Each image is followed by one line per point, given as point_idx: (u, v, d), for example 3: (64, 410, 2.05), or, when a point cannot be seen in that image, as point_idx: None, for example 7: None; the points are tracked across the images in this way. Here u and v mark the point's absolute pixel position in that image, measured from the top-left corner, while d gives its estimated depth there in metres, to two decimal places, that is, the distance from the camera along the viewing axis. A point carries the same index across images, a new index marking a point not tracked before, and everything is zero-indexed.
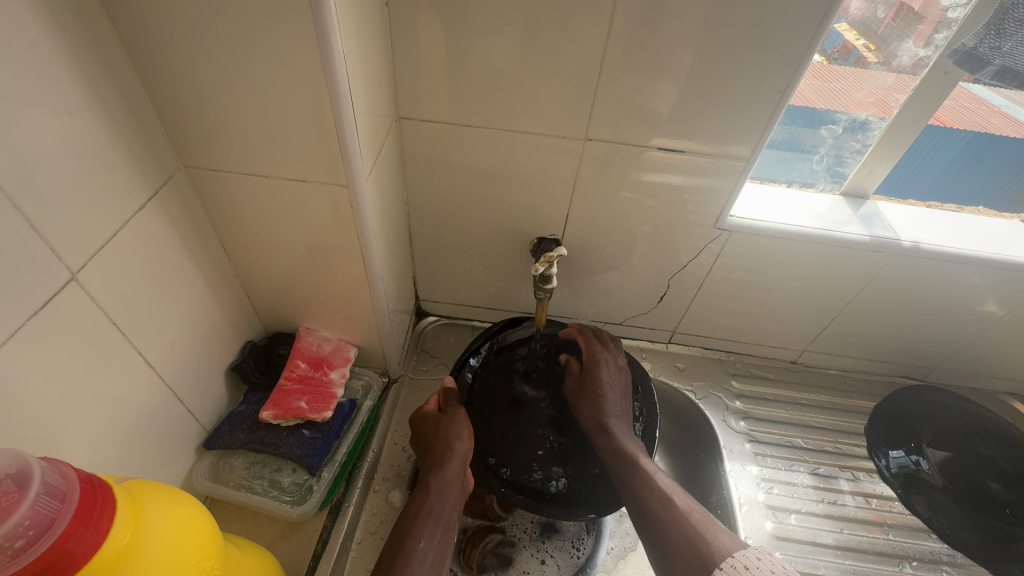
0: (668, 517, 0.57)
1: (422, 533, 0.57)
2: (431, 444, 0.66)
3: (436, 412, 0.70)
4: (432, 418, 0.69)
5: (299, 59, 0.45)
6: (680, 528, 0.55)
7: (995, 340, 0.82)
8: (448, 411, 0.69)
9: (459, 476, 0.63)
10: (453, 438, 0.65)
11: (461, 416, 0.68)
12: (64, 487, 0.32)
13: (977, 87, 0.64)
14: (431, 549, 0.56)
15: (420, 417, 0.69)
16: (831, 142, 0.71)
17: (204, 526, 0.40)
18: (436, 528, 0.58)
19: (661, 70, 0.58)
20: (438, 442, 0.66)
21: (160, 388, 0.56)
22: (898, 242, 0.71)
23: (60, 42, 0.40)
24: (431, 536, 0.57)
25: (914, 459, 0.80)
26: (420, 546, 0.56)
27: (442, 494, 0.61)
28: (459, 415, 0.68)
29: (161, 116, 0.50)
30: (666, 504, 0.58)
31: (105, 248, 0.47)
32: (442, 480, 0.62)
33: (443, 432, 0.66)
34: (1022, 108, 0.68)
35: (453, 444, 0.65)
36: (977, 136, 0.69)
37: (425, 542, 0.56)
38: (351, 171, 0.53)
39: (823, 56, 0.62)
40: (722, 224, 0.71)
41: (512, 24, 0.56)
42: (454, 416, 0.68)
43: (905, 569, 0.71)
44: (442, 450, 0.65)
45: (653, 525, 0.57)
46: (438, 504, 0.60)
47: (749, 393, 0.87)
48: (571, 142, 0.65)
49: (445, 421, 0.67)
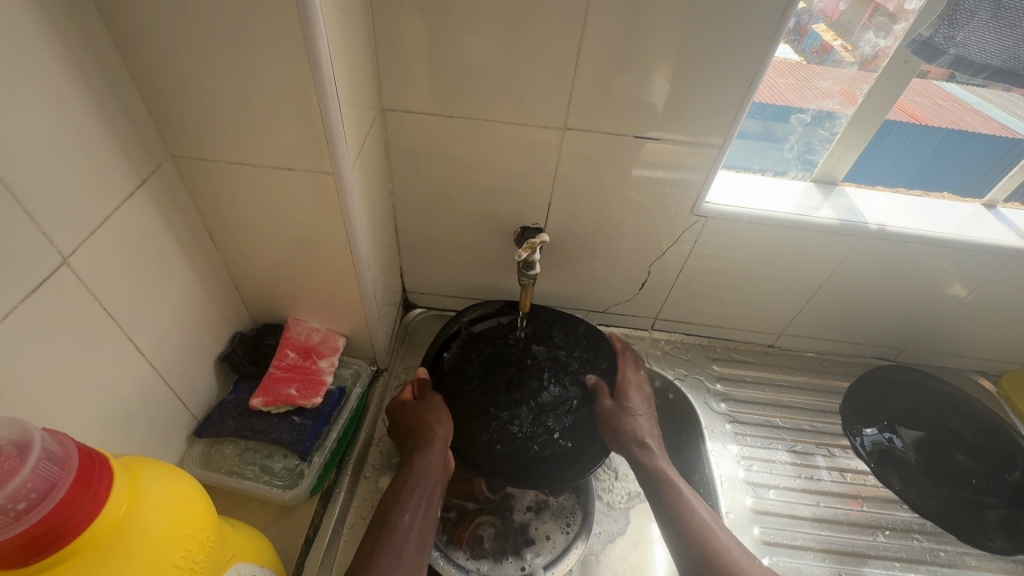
0: (695, 542, 0.60)
1: (406, 508, 0.60)
2: (412, 427, 0.68)
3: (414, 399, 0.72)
4: (411, 405, 0.71)
5: (283, 48, 0.46)
6: (708, 556, 0.58)
7: (961, 320, 0.86)
8: (426, 397, 0.71)
9: (442, 456, 0.66)
10: (433, 422, 0.68)
11: (436, 402, 0.71)
12: (64, 454, 0.33)
13: (948, 83, 0.70)
14: (416, 523, 0.59)
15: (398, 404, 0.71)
16: (801, 131, 0.74)
17: (198, 498, 0.41)
18: (420, 503, 0.61)
19: (638, 61, 0.60)
20: (420, 426, 0.68)
21: (150, 376, 0.57)
22: (866, 226, 0.74)
23: (50, 32, 0.41)
24: (415, 510, 0.60)
25: (888, 436, 0.83)
26: (405, 519, 0.59)
27: (425, 474, 0.63)
28: (437, 402, 0.71)
29: (148, 106, 0.51)
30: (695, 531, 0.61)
31: (95, 233, 0.48)
32: (426, 461, 0.64)
33: (422, 414, 0.69)
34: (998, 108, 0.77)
35: (433, 426, 0.68)
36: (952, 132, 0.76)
37: (410, 516, 0.59)
38: (336, 158, 0.54)
39: (801, 55, 0.67)
40: (699, 210, 0.74)
41: (493, 18, 0.58)
42: (428, 403, 0.70)
43: (878, 538, 0.74)
44: (425, 434, 0.67)
45: (690, 555, 0.59)
46: (423, 482, 0.63)
47: (728, 376, 0.90)
48: (552, 132, 0.67)
49: (423, 406, 0.70)
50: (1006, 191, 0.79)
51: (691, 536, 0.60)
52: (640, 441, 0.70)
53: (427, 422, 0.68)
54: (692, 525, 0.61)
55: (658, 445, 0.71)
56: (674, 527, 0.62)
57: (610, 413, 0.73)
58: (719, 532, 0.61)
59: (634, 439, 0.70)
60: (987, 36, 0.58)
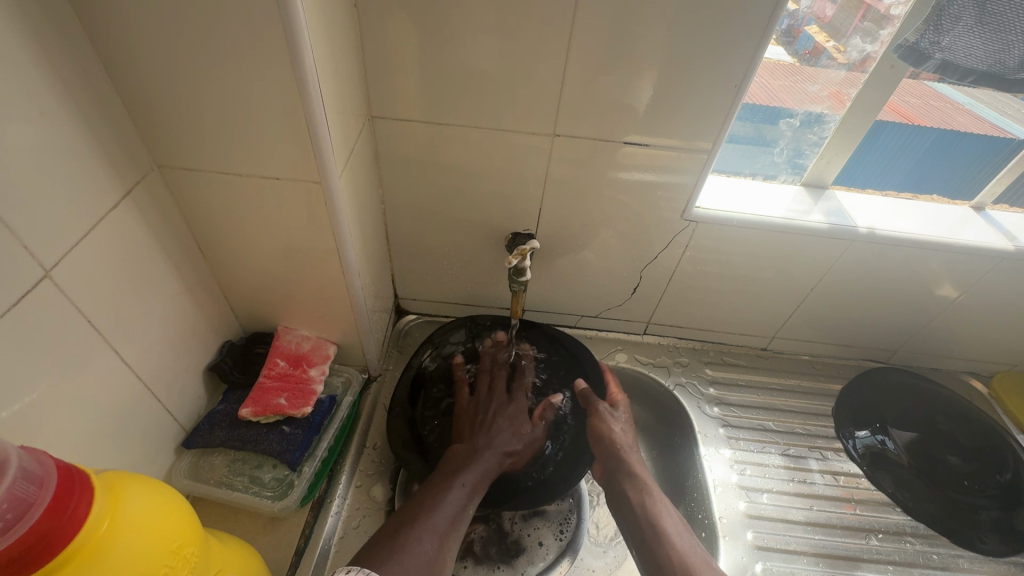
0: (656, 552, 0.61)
1: (448, 490, 0.60)
2: (482, 422, 0.69)
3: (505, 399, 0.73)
4: (500, 402, 0.72)
5: (269, 57, 0.46)
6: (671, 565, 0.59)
7: (952, 321, 0.86)
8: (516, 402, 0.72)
9: (497, 459, 0.66)
10: (508, 429, 0.69)
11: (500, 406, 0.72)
12: (42, 472, 0.32)
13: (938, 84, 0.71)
14: (454, 507, 0.58)
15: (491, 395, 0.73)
16: (790, 135, 0.75)
17: (182, 512, 0.40)
18: (466, 493, 0.61)
19: (628, 65, 0.60)
20: (492, 425, 0.69)
21: (137, 388, 0.56)
22: (855, 230, 0.74)
23: (30, 42, 0.41)
24: (460, 495, 0.60)
25: (880, 439, 0.83)
26: (447, 498, 0.59)
27: (479, 466, 0.64)
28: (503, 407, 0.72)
29: (132, 115, 0.51)
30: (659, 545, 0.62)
31: (78, 245, 0.47)
32: (485, 456, 0.65)
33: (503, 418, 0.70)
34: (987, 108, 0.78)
35: (502, 431, 0.68)
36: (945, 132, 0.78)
37: (451, 498, 0.59)
38: (323, 167, 0.54)
39: (794, 57, 0.68)
40: (689, 215, 0.74)
41: (481, 23, 0.58)
42: (516, 409, 0.71)
43: (871, 541, 0.74)
44: (493, 431, 0.68)
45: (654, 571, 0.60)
46: (469, 472, 0.63)
47: (722, 379, 0.90)
48: (541, 138, 0.67)
49: (510, 411, 0.71)
50: (994, 193, 0.80)
51: (661, 553, 0.61)
52: (619, 452, 0.70)
53: (504, 424, 0.70)
54: (662, 538, 0.62)
55: (636, 454, 0.71)
56: (642, 543, 0.63)
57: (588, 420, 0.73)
58: (680, 543, 0.62)
59: (613, 451, 0.70)
60: (973, 41, 0.59)
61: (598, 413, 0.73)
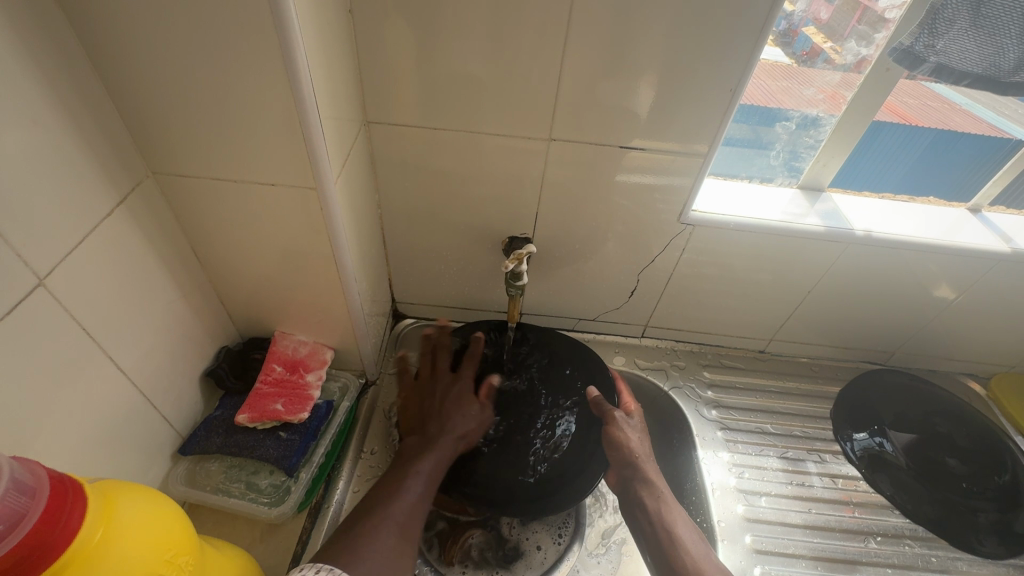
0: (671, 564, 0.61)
1: (409, 482, 0.60)
2: (430, 405, 0.70)
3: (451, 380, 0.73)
4: (445, 384, 0.72)
5: (263, 64, 0.46)
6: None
7: (950, 323, 0.86)
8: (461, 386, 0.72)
9: (446, 442, 0.66)
10: (456, 413, 0.69)
11: (456, 395, 0.71)
12: (34, 484, 0.32)
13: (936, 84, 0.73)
14: (413, 494, 0.59)
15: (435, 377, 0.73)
16: (786, 138, 0.75)
17: (175, 521, 0.40)
18: (421, 478, 0.61)
19: (622, 69, 0.60)
20: (438, 408, 0.69)
21: (132, 395, 0.56)
22: (852, 233, 0.74)
23: (23, 50, 0.41)
24: (417, 484, 0.60)
25: (878, 441, 0.83)
26: (407, 490, 0.59)
27: (431, 449, 0.64)
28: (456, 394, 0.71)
29: (127, 123, 0.51)
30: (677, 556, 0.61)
31: (72, 253, 0.47)
32: (433, 439, 0.65)
33: (449, 401, 0.70)
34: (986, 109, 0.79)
35: (450, 415, 0.68)
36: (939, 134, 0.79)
37: (411, 490, 0.59)
38: (319, 173, 0.54)
39: (791, 59, 0.68)
40: (686, 219, 0.74)
41: (476, 28, 0.58)
42: (465, 396, 0.71)
43: (870, 544, 0.74)
44: (441, 414, 0.68)
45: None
46: (428, 463, 0.63)
47: (720, 382, 0.90)
48: (537, 143, 0.67)
49: (457, 394, 0.71)
50: (989, 197, 0.80)
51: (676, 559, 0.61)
52: (636, 461, 0.68)
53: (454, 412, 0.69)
54: (675, 543, 0.62)
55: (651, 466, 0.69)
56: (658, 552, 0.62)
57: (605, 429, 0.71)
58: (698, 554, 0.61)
59: (631, 460, 0.68)
60: (967, 44, 0.59)
61: (614, 421, 0.71)
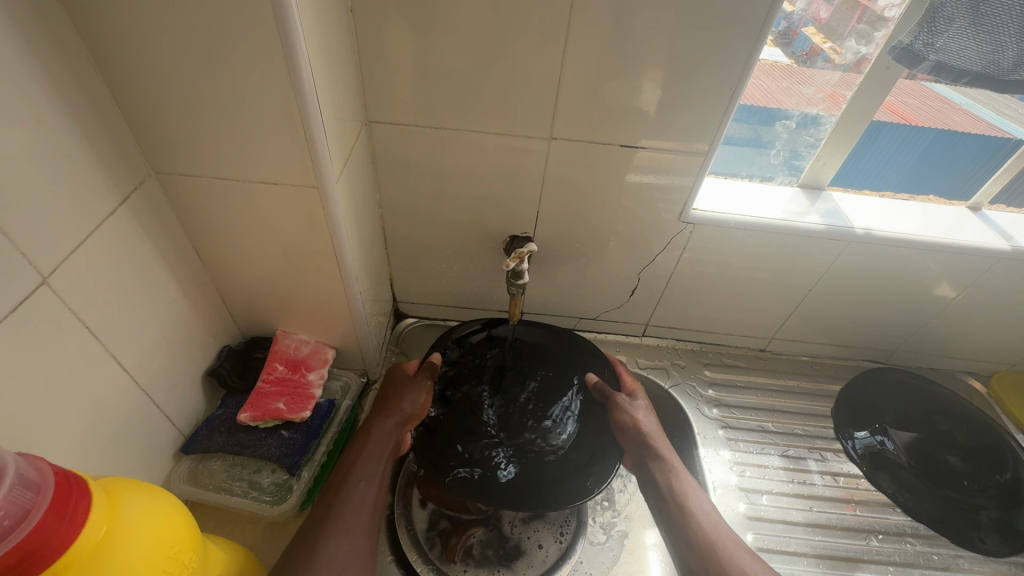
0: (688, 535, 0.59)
1: (360, 476, 0.60)
2: (385, 397, 0.68)
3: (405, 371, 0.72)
4: (399, 374, 0.71)
5: (265, 64, 0.46)
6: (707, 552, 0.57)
7: (951, 321, 0.86)
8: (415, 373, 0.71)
9: (398, 430, 0.65)
10: (405, 398, 0.67)
11: (421, 381, 0.70)
12: (39, 479, 0.32)
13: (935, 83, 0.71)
14: (369, 492, 0.58)
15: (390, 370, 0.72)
16: (786, 137, 0.75)
17: (179, 518, 0.40)
18: (374, 473, 0.60)
19: (622, 68, 0.60)
20: (391, 397, 0.68)
21: (135, 393, 0.56)
22: (852, 231, 0.74)
23: (27, 49, 0.41)
24: (369, 479, 0.60)
25: (879, 439, 0.83)
26: (359, 487, 0.59)
27: (381, 441, 0.63)
28: (420, 382, 0.70)
29: (130, 122, 0.51)
30: (691, 528, 0.59)
31: (76, 252, 0.47)
32: (382, 430, 0.64)
33: (399, 389, 0.69)
34: (983, 108, 0.80)
35: (402, 402, 0.67)
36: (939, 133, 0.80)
37: (363, 485, 0.59)
38: (321, 172, 0.54)
39: (791, 59, 0.68)
40: (687, 218, 0.74)
41: (477, 26, 0.58)
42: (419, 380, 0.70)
43: (871, 542, 0.74)
44: (392, 404, 0.67)
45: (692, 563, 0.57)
46: (376, 452, 0.62)
47: (720, 381, 0.90)
48: (538, 142, 0.67)
49: (407, 382, 0.70)
50: (990, 194, 0.80)
51: (689, 535, 0.59)
52: (647, 439, 0.67)
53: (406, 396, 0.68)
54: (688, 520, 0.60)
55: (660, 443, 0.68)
56: (671, 524, 0.61)
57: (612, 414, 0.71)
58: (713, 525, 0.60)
59: (643, 439, 0.68)
60: (966, 42, 0.59)
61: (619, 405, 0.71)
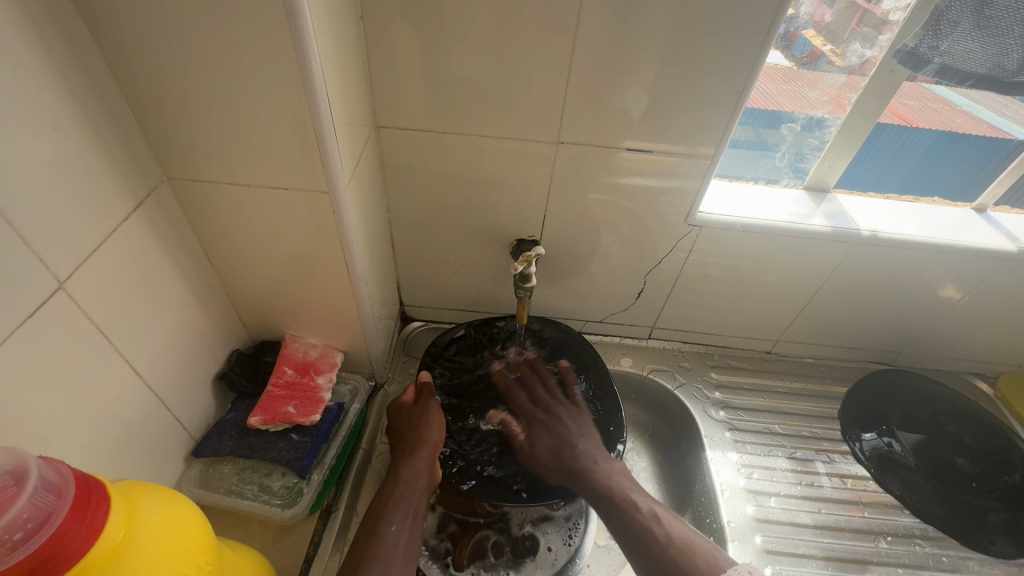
0: (646, 544, 0.60)
1: (392, 519, 0.60)
2: (403, 434, 0.69)
3: (411, 402, 0.72)
4: (408, 407, 0.72)
5: (278, 71, 0.47)
6: (668, 560, 0.58)
7: (957, 322, 0.86)
8: (422, 403, 0.71)
9: (428, 465, 0.66)
10: (425, 429, 0.68)
11: (434, 407, 0.71)
12: (60, 482, 0.33)
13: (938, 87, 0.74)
14: (402, 535, 0.59)
15: (397, 406, 0.72)
16: (792, 140, 0.76)
17: (195, 522, 0.41)
18: (406, 515, 0.61)
19: (630, 72, 0.61)
20: (411, 433, 0.68)
21: (146, 397, 0.57)
22: (858, 233, 0.74)
23: (44, 58, 0.41)
24: (401, 522, 0.60)
25: (887, 441, 0.84)
26: (392, 531, 0.59)
27: (411, 481, 0.64)
28: (431, 408, 0.71)
29: (143, 128, 0.52)
30: (646, 536, 0.60)
31: (91, 257, 0.48)
32: (411, 468, 0.65)
33: (416, 423, 0.69)
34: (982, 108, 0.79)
35: (424, 434, 0.68)
36: (941, 136, 0.78)
37: (396, 527, 0.59)
38: (332, 178, 0.54)
39: (790, 60, 0.68)
40: (693, 220, 0.74)
41: (485, 32, 0.58)
42: (429, 409, 0.70)
43: (881, 544, 0.74)
44: (413, 440, 0.67)
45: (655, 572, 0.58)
46: (407, 492, 0.63)
47: (727, 383, 0.90)
48: (545, 146, 0.68)
49: (420, 413, 0.70)
50: (994, 195, 0.81)
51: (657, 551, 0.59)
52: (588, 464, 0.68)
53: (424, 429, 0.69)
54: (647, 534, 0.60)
55: (605, 461, 0.69)
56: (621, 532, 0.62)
57: (549, 446, 0.70)
58: (671, 529, 0.60)
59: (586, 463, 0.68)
60: (971, 45, 0.59)
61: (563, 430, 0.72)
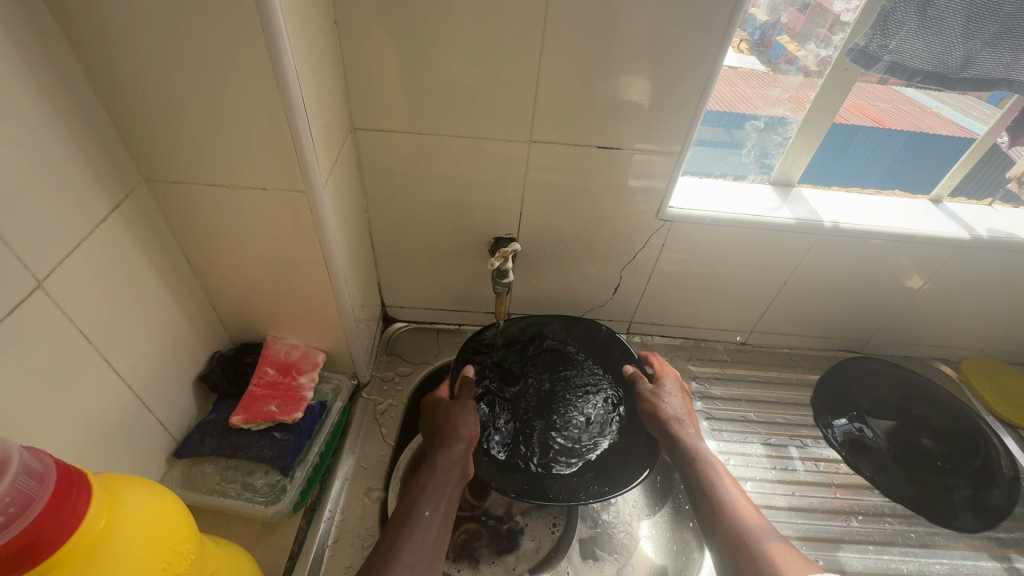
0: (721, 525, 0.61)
1: (426, 504, 0.60)
2: (439, 425, 0.70)
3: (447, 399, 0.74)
4: (444, 403, 0.73)
5: (253, 74, 0.48)
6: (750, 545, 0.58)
7: (919, 309, 0.90)
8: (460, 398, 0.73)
9: (462, 459, 0.67)
10: (459, 423, 0.69)
11: (468, 405, 0.72)
12: (42, 469, 0.34)
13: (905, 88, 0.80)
14: (436, 519, 0.59)
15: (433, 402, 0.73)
16: (756, 137, 0.79)
17: (178, 514, 0.42)
18: (440, 501, 0.61)
19: (597, 72, 0.63)
20: (446, 426, 0.69)
21: (127, 398, 0.57)
22: (821, 224, 0.77)
23: (20, 61, 0.42)
24: (435, 507, 0.60)
25: (858, 426, 0.86)
26: (426, 515, 0.59)
27: (447, 471, 0.64)
28: (467, 405, 0.72)
29: (120, 131, 0.53)
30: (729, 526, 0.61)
31: (70, 257, 0.48)
32: (446, 460, 0.65)
33: (451, 416, 0.70)
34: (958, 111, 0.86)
35: (459, 428, 0.69)
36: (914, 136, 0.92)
37: (430, 512, 0.59)
38: (309, 177, 0.56)
39: (767, 66, 0.71)
40: (664, 215, 0.77)
41: (457, 35, 0.61)
42: (467, 403, 0.72)
43: (852, 523, 0.76)
44: (450, 432, 0.68)
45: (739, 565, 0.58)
46: (442, 481, 0.63)
47: (703, 374, 0.92)
48: (519, 145, 0.70)
49: (456, 408, 0.71)
50: (949, 186, 0.84)
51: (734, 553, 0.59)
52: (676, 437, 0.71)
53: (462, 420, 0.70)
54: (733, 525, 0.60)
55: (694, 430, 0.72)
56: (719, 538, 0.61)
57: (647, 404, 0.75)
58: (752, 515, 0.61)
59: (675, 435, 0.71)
60: (917, 44, 0.62)
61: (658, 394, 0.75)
